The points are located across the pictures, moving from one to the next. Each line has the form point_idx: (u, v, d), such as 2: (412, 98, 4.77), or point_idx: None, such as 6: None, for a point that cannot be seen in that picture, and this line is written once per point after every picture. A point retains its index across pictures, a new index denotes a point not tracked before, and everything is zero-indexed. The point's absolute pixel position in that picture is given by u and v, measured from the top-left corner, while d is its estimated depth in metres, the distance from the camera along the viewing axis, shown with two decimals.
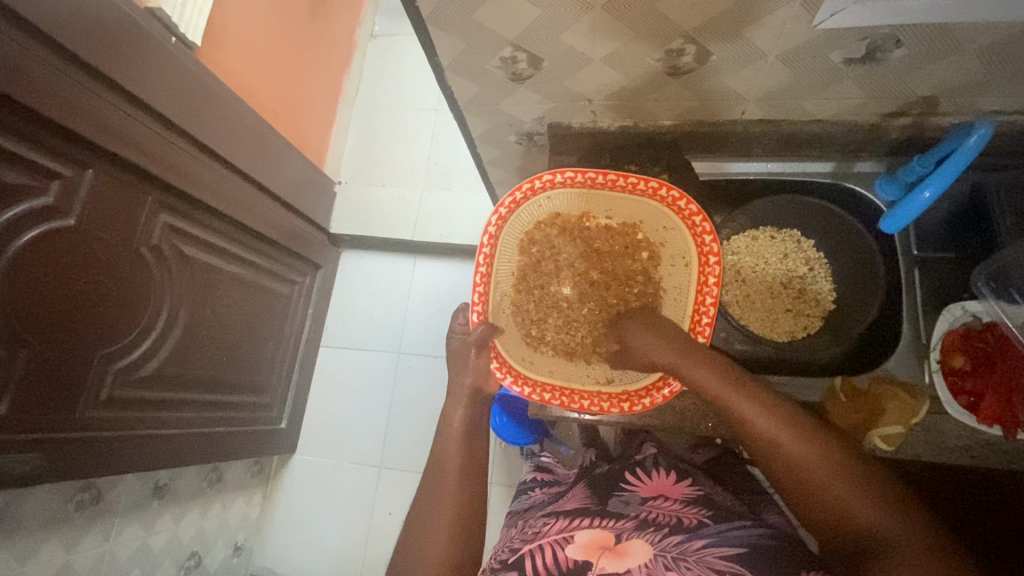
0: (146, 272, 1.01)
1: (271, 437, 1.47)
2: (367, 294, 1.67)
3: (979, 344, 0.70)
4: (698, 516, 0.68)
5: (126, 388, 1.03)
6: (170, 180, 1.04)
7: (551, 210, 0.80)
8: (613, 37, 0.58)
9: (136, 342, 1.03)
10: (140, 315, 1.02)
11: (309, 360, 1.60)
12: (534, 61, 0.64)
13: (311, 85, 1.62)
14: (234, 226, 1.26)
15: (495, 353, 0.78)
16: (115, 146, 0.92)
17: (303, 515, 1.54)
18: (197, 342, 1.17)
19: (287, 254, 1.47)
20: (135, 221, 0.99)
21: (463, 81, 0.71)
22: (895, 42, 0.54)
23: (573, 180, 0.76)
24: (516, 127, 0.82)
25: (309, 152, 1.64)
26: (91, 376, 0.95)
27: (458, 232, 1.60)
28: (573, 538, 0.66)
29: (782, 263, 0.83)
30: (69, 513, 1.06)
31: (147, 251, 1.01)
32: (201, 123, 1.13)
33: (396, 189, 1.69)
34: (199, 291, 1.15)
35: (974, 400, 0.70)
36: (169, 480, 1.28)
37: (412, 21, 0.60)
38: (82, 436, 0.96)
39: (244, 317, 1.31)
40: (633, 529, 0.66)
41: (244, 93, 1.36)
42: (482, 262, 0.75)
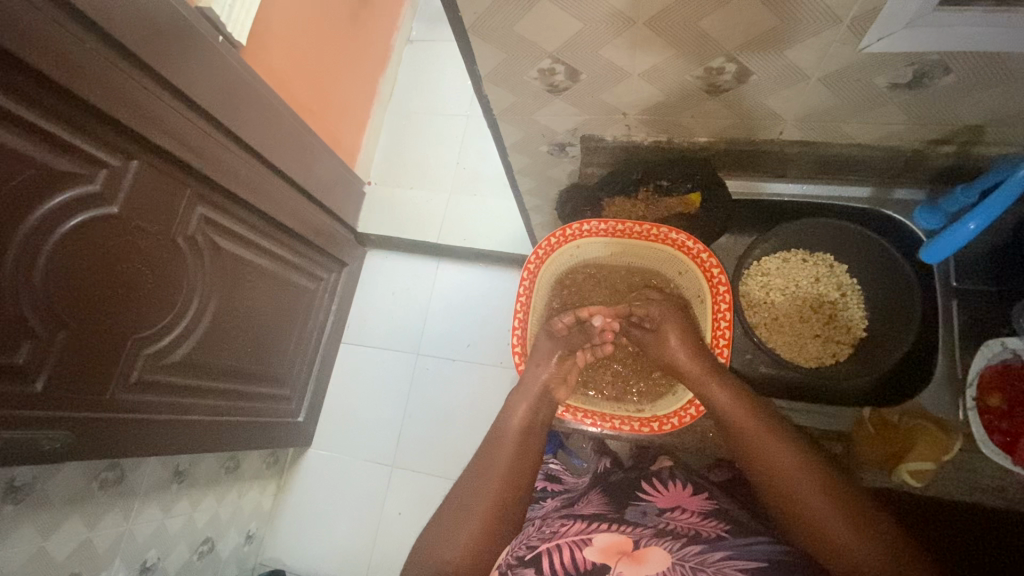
0: (182, 262, 1.05)
1: (289, 430, 1.49)
2: (390, 294, 1.69)
3: (1013, 382, 0.69)
4: (715, 529, 0.67)
5: (154, 373, 1.06)
6: (209, 173, 1.07)
7: (585, 259, 0.89)
8: (653, 53, 0.58)
9: (167, 329, 1.06)
10: (173, 301, 1.05)
11: (330, 356, 1.62)
12: (571, 73, 0.64)
13: (348, 86, 1.65)
14: (266, 220, 1.29)
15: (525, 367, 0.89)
16: (159, 138, 0.95)
17: (315, 508, 1.56)
18: (224, 332, 1.20)
19: (314, 250, 1.49)
20: (175, 211, 1.02)
21: (499, 90, 0.71)
22: (944, 69, 0.53)
23: (598, 230, 0.85)
24: (549, 138, 0.82)
25: (342, 151, 1.66)
26: (123, 359, 0.98)
27: (483, 237, 1.61)
28: (591, 541, 0.66)
29: (811, 288, 0.84)
30: (92, 491, 1.09)
31: (182, 240, 1.04)
32: (241, 119, 1.16)
33: (423, 192, 1.71)
34: (229, 283, 1.18)
35: (1009, 440, 0.68)
36: (188, 465, 1.31)
37: (455, 31, 0.60)
38: (110, 417, 0.99)
39: (271, 310, 1.34)
40: (651, 537, 0.66)
41: (284, 92, 1.40)
42: (519, 305, 0.87)
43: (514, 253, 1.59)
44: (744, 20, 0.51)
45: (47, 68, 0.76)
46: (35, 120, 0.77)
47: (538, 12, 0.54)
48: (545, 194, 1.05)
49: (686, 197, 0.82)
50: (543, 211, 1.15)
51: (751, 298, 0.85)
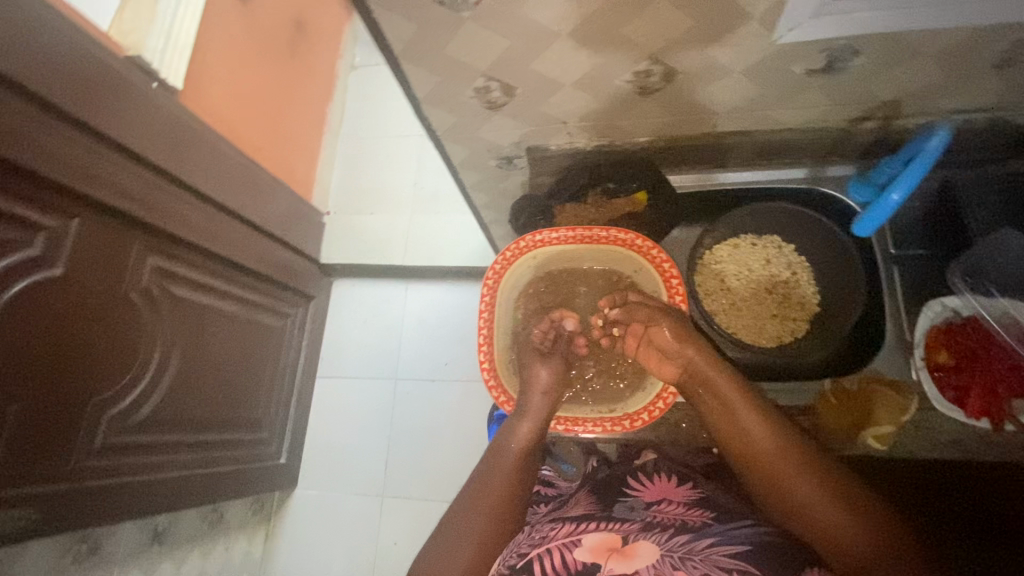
0: (138, 316, 1.03)
1: (271, 474, 1.46)
2: (360, 322, 1.67)
3: (958, 338, 0.74)
4: (701, 517, 0.70)
5: (120, 435, 1.04)
6: (157, 223, 1.06)
7: (545, 269, 0.90)
8: (580, 64, 0.60)
9: (130, 387, 1.04)
10: (132, 358, 1.03)
11: (306, 391, 1.59)
12: (507, 89, 0.66)
13: (295, 119, 1.64)
14: (222, 264, 1.27)
15: (495, 382, 0.87)
16: (99, 193, 0.94)
17: (308, 550, 1.51)
18: (191, 382, 1.18)
19: (277, 287, 1.48)
20: (123, 266, 1.01)
21: (439, 112, 0.72)
22: (853, 52, 0.56)
23: (550, 238, 0.87)
24: (496, 151, 0.83)
25: (296, 184, 1.65)
26: (85, 423, 0.96)
27: (450, 254, 1.62)
28: (580, 541, 0.68)
29: (763, 269, 0.86)
30: (65, 565, 1.05)
31: (135, 295, 1.03)
32: (186, 164, 1.15)
33: (385, 216, 1.71)
34: (191, 332, 1.16)
35: (960, 395, 0.73)
36: (168, 524, 1.27)
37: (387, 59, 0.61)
38: (76, 486, 0.96)
39: (237, 355, 1.32)
40: (639, 530, 0.69)
41: (228, 131, 1.38)
42: (483, 323, 0.88)
43: (480, 267, 1.59)
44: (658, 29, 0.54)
45: None
46: None
47: (465, 34, 0.55)
48: (502, 208, 1.06)
49: (633, 196, 0.85)
50: (502, 223, 1.16)
51: (707, 286, 0.86)
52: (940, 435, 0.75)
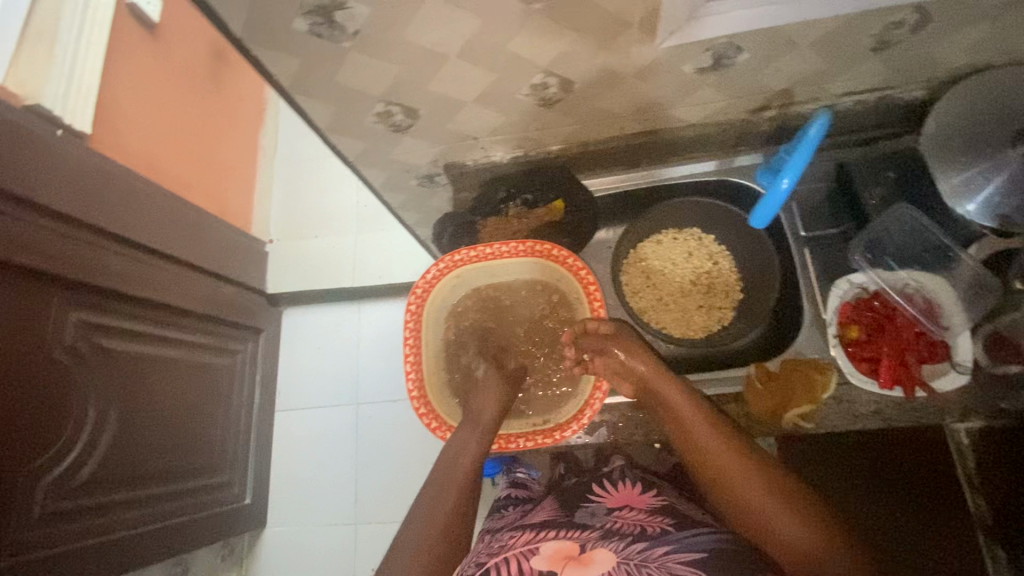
0: (68, 379, 1.05)
1: (235, 514, 1.42)
2: (315, 350, 1.63)
3: (866, 312, 0.82)
4: (661, 524, 0.71)
5: (63, 496, 1.04)
6: (75, 278, 1.07)
7: (469, 288, 0.92)
8: (468, 75, 0.65)
9: (69, 446, 1.05)
10: (66, 419, 1.04)
11: (267, 429, 1.56)
12: (410, 112, 0.72)
13: (225, 149, 1.62)
14: (159, 308, 1.27)
15: (429, 414, 0.87)
16: (10, 258, 0.95)
17: None
18: (136, 433, 1.18)
19: (220, 324, 1.44)
20: (45, 331, 1.02)
21: (346, 139, 0.76)
22: (737, 48, 0.64)
23: (470, 257, 0.89)
24: (415, 171, 0.89)
25: (232, 217, 1.61)
26: (23, 492, 0.97)
27: (397, 271, 1.61)
28: (537, 549, 0.69)
29: (687, 263, 0.93)
30: None
31: (61, 355, 1.04)
32: (110, 217, 1.17)
33: (330, 240, 1.68)
34: (130, 385, 1.17)
35: (875, 366, 0.78)
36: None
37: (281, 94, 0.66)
38: (21, 550, 0.96)
39: (186, 396, 1.31)
40: (598, 538, 0.70)
41: (152, 172, 1.37)
42: (409, 350, 0.88)
43: None
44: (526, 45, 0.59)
45: None
46: None
47: (350, 64, 0.61)
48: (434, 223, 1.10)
49: (550, 205, 0.88)
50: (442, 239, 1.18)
51: (635, 284, 0.93)
52: (861, 407, 0.78)
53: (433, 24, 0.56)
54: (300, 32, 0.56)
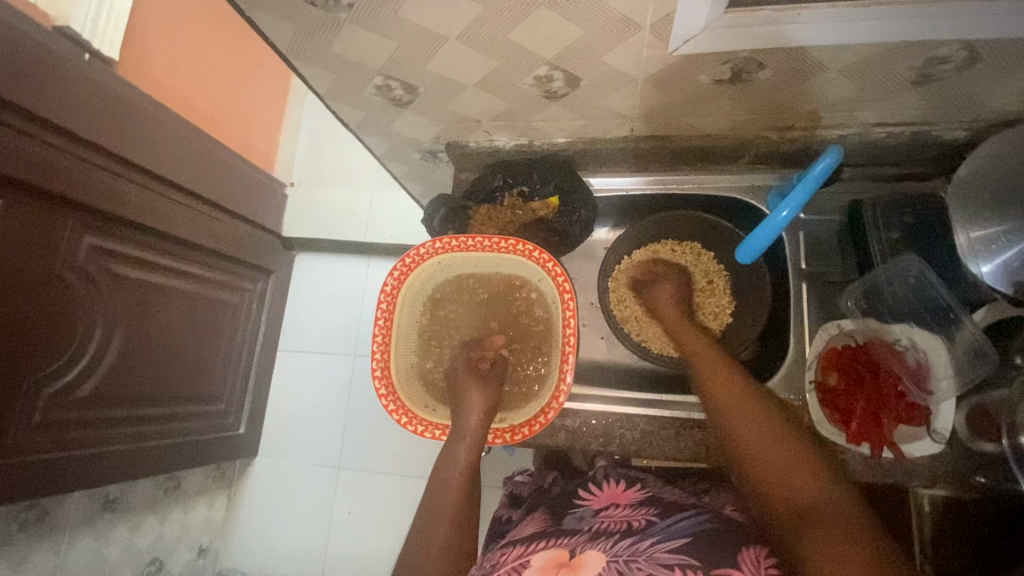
0: (76, 298, 0.96)
1: (228, 444, 1.38)
2: (323, 298, 1.56)
3: None
4: (646, 516, 0.57)
5: (61, 410, 0.98)
6: (88, 199, 0.97)
7: (444, 279, 0.70)
8: (590, 92, 0.60)
9: (72, 362, 0.98)
10: (72, 336, 0.96)
11: (267, 367, 1.50)
12: (570, 80, 0.58)
13: (253, 86, 1.51)
14: (171, 240, 1.17)
15: (408, 417, 0.66)
16: (24, 172, 0.85)
17: (267, 522, 1.44)
18: (138, 360, 1.10)
19: (232, 260, 1.35)
20: (57, 245, 0.93)
21: (346, 108, 0.67)
22: None
23: (449, 246, 0.68)
24: (415, 145, 0.76)
25: (256, 157, 1.51)
26: (22, 402, 0.90)
27: (410, 234, 1.50)
28: (529, 562, 0.53)
29: (720, 282, 0.76)
30: (11, 535, 0.97)
31: (71, 275, 0.95)
32: (135, 144, 1.07)
33: (347, 189, 1.57)
34: (137, 310, 1.09)
35: None
36: (121, 493, 1.17)
37: (352, 69, 0.59)
38: (14, 463, 0.91)
39: (191, 331, 1.23)
40: (587, 539, 0.55)
41: (175, 103, 1.26)
42: (379, 361, 0.66)
43: None
44: (663, 75, 0.56)
45: None
46: None
47: None
48: None
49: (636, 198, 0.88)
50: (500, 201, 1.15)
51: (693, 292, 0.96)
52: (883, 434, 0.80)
53: (554, 28, 0.50)
54: (409, 20, 0.50)
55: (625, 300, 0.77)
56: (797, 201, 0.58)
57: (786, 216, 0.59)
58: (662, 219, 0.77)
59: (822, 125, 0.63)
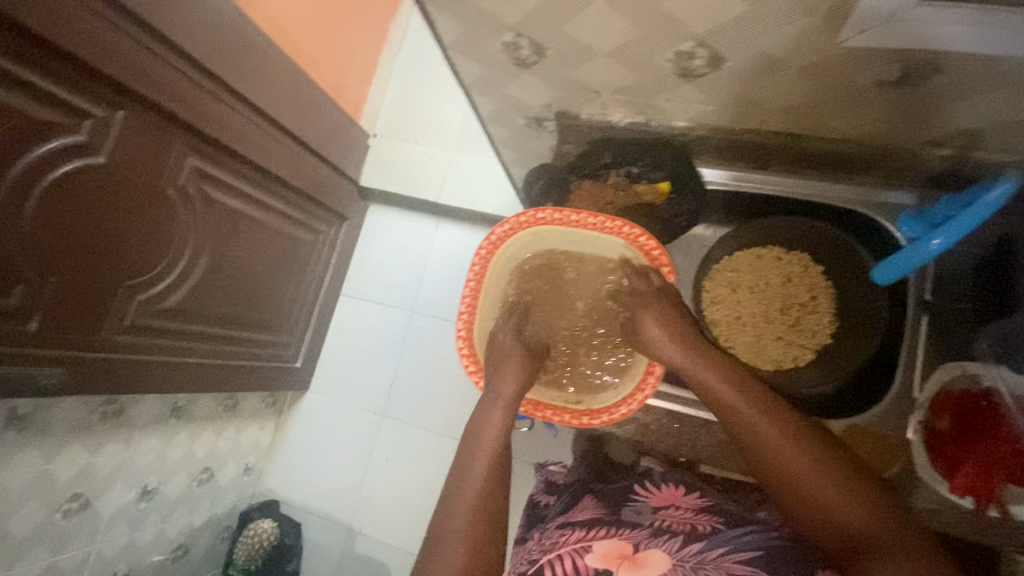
0: (173, 214, 1.01)
1: (284, 375, 1.44)
2: (390, 251, 1.59)
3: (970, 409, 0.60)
4: (711, 521, 0.57)
5: (148, 317, 1.04)
6: (196, 122, 1.00)
7: (538, 250, 0.70)
8: (729, 75, 0.56)
9: (162, 274, 1.03)
10: (165, 249, 1.02)
11: (329, 309, 1.55)
12: (713, 60, 0.54)
13: (355, 32, 1.52)
14: (261, 172, 1.20)
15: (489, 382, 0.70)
16: (143, 87, 0.89)
17: (309, 453, 1.51)
18: (218, 282, 1.15)
19: (312, 201, 1.39)
20: (163, 161, 0.97)
21: (465, 61, 0.66)
22: None
23: (552, 220, 0.68)
24: (523, 110, 0.75)
25: (347, 103, 1.53)
26: (115, 303, 0.97)
27: (482, 201, 1.48)
28: (591, 546, 0.55)
29: (824, 299, 0.71)
30: (92, 422, 1.06)
31: (172, 192, 1.00)
32: (242, 74, 1.09)
33: (428, 148, 1.57)
34: (223, 235, 1.13)
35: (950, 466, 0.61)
36: (188, 402, 1.26)
37: (486, 22, 0.57)
38: (101, 357, 0.98)
39: (267, 262, 1.28)
40: (648, 536, 0.56)
41: (281, 39, 1.28)
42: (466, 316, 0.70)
43: None
44: (816, 67, 0.51)
45: (23, 18, 0.73)
46: (8, 68, 0.73)
47: None
48: None
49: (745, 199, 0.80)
50: None
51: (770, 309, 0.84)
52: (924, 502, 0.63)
53: (711, 2, 0.46)
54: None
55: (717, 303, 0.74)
56: (954, 233, 0.54)
57: (938, 247, 0.55)
58: (768, 226, 0.72)
59: (980, 147, 0.56)
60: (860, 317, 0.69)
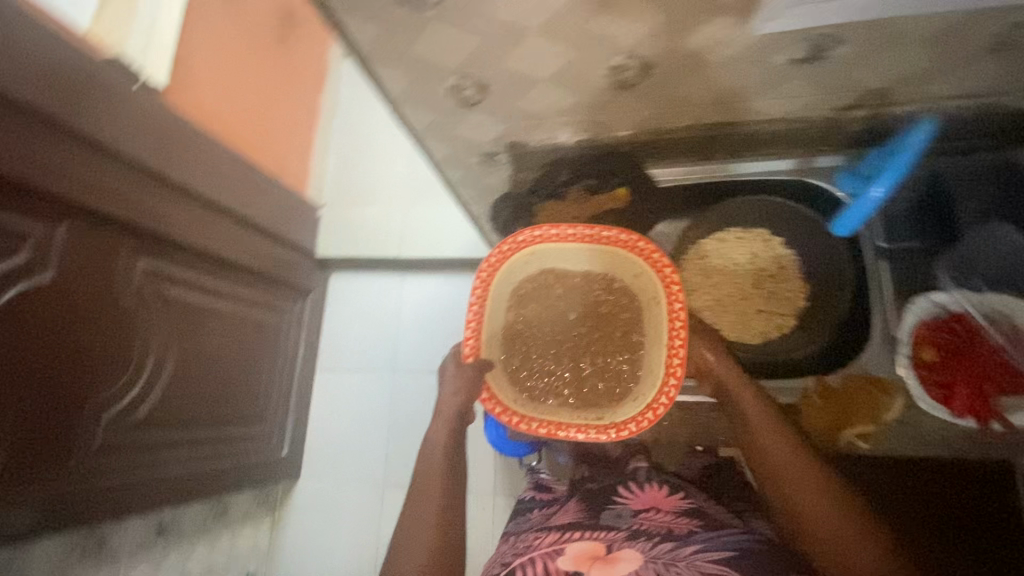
0: (131, 320, 0.97)
1: (273, 467, 1.37)
2: (359, 316, 1.56)
3: (947, 336, 0.65)
4: (688, 525, 0.64)
5: (118, 435, 0.97)
6: (141, 223, 0.98)
7: (535, 268, 0.73)
8: (661, 80, 0.61)
9: (127, 386, 0.97)
10: (128, 358, 0.97)
11: (307, 387, 1.50)
12: (644, 70, 0.59)
13: (286, 111, 1.55)
14: (216, 262, 1.18)
15: (502, 408, 0.69)
16: (81, 198, 0.88)
17: (312, 546, 1.42)
18: (188, 383, 1.10)
19: (272, 281, 1.36)
20: (113, 268, 0.94)
21: (414, 112, 0.68)
22: None
23: (547, 235, 0.70)
24: (477, 148, 0.77)
25: (290, 179, 1.53)
26: (81, 427, 0.90)
27: (444, 247, 1.49)
28: (564, 549, 0.62)
29: (790, 268, 0.75)
30: (71, 562, 1.00)
31: (127, 298, 0.96)
32: (180, 167, 1.09)
33: (380, 208, 1.58)
34: (186, 332, 1.09)
35: (946, 392, 0.64)
36: (171, 518, 1.19)
37: (428, 72, 0.60)
38: (73, 488, 0.91)
39: (235, 352, 1.23)
40: (623, 539, 0.63)
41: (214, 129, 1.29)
42: (470, 333, 0.69)
43: (478, 259, 1.47)
44: (736, 59, 0.56)
45: None
46: None
47: None
48: None
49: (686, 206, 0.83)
50: None
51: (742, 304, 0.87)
52: (925, 430, 0.69)
53: (635, 17, 0.51)
54: (495, 13, 0.51)
55: (696, 291, 0.77)
56: (898, 180, 0.66)
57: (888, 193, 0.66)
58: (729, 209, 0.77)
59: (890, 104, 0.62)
60: (828, 272, 0.73)
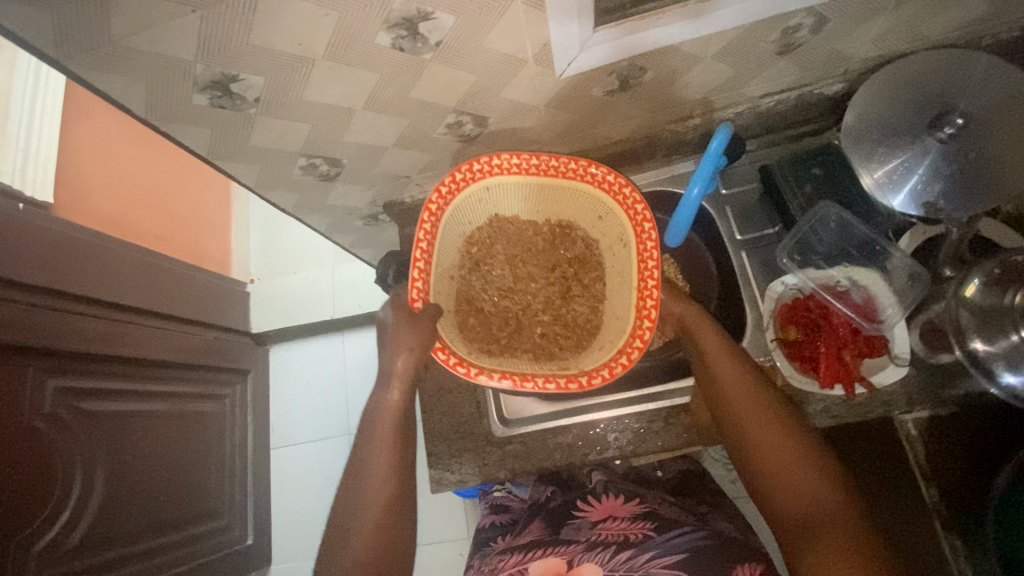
0: (50, 445, 0.93)
1: (238, 558, 1.33)
2: (305, 384, 1.55)
3: (806, 313, 0.64)
4: (642, 529, 0.65)
5: (55, 567, 0.93)
6: (47, 344, 0.96)
7: (488, 211, 0.66)
8: (500, 126, 0.64)
9: (58, 513, 0.93)
10: (54, 484, 0.93)
11: (263, 469, 1.46)
12: (480, 120, 0.62)
13: (195, 196, 1.54)
14: (140, 363, 1.15)
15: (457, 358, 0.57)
16: None
17: None
18: (127, 494, 1.06)
19: (206, 369, 1.33)
20: (22, 396, 0.90)
21: (278, 193, 0.69)
22: None
23: (517, 166, 0.63)
24: (355, 213, 0.79)
25: (210, 263, 1.52)
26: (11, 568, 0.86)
27: (375, 299, 1.49)
28: (526, 570, 0.64)
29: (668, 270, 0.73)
30: None
31: (41, 423, 0.93)
32: (83, 278, 1.07)
33: (305, 272, 1.56)
34: (116, 443, 1.06)
35: (813, 366, 0.62)
36: None
37: (275, 157, 0.62)
38: None
39: (176, 450, 1.20)
40: (583, 551, 0.64)
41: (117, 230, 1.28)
42: (420, 256, 0.58)
43: None
44: (561, 96, 0.60)
45: None
46: None
47: None
48: None
49: None
50: None
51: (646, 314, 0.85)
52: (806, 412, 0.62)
53: (450, 79, 0.54)
54: (316, 100, 0.53)
55: None
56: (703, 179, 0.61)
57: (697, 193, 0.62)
58: None
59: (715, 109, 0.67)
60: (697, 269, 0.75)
